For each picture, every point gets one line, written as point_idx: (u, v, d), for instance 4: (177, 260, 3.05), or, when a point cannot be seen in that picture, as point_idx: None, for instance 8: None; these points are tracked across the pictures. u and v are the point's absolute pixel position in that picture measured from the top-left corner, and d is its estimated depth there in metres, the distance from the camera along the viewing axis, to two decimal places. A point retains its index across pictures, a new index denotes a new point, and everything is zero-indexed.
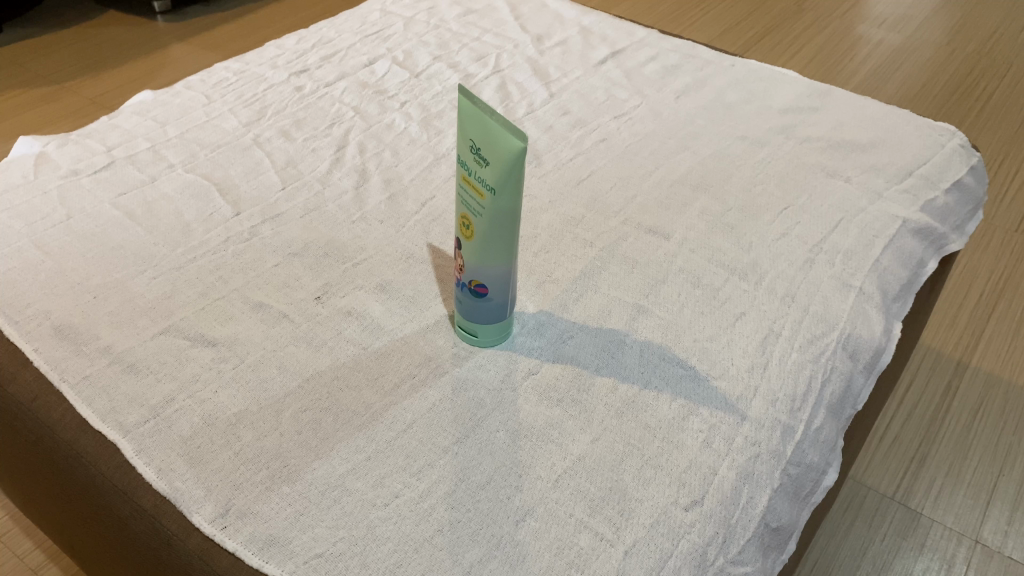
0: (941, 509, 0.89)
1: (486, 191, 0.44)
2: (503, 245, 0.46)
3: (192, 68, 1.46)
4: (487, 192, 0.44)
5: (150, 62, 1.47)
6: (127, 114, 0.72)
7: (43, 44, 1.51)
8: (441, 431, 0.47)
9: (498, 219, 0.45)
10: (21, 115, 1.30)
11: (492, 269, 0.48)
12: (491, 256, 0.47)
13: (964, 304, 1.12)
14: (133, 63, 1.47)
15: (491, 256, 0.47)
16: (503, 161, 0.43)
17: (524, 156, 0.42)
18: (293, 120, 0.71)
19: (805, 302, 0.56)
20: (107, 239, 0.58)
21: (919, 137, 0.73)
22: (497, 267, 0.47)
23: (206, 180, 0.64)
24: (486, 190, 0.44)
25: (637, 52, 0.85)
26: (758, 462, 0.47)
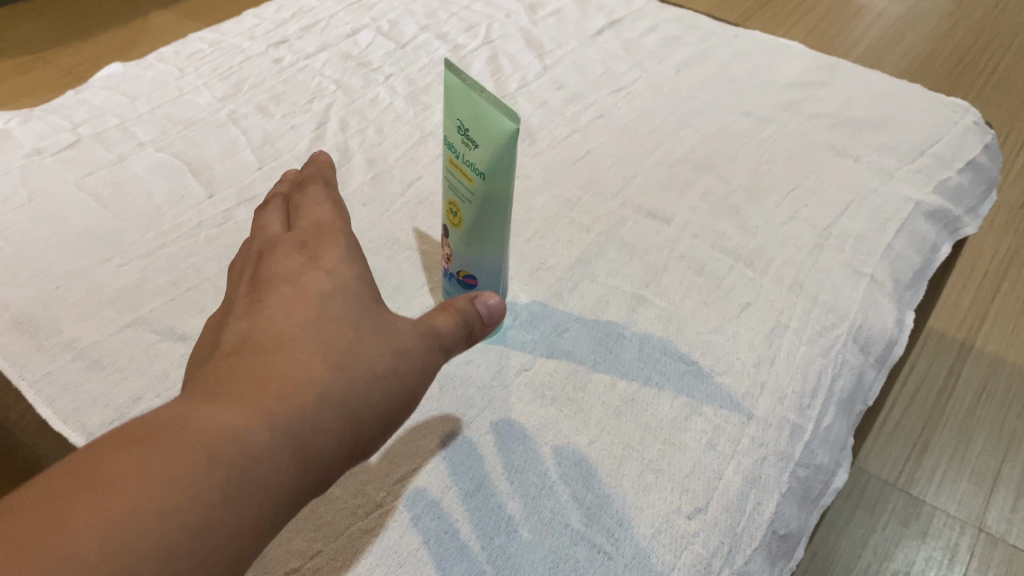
0: (944, 495, 0.88)
1: (476, 175, 0.41)
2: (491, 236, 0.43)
3: (174, 38, 1.41)
4: (477, 177, 0.41)
5: (131, 31, 1.42)
6: (96, 87, 0.68)
7: (18, 12, 1.45)
8: (427, 433, 0.44)
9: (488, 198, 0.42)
10: None
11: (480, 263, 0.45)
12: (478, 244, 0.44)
13: (967, 284, 1.10)
14: (112, 32, 1.42)
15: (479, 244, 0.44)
16: (494, 145, 0.39)
17: (517, 141, 0.39)
18: (271, 95, 0.67)
19: (814, 291, 0.53)
20: (73, 223, 0.55)
21: (932, 111, 0.69)
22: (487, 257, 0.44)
23: (178, 160, 0.60)
24: (476, 174, 0.41)
25: (636, 23, 0.80)
26: (764, 465, 0.44)
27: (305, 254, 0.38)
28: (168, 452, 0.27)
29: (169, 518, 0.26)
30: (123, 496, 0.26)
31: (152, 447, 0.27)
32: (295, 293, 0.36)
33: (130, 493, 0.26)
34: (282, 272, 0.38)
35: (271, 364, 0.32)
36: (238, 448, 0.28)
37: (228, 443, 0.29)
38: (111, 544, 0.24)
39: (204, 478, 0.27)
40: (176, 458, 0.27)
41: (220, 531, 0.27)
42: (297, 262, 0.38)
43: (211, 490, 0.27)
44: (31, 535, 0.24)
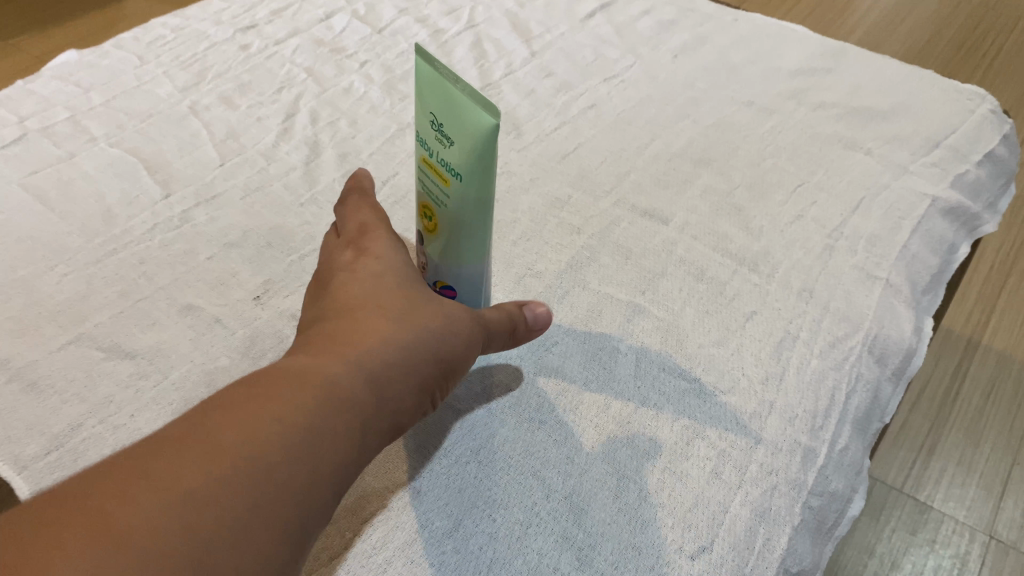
0: (952, 500, 0.84)
1: (452, 177, 0.37)
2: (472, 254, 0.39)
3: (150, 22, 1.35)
4: (453, 178, 0.36)
5: (104, 16, 1.36)
6: (46, 78, 0.63)
7: None
8: (400, 463, 0.40)
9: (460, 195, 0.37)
10: None
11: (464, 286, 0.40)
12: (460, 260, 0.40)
13: (973, 278, 1.05)
14: (84, 16, 1.36)
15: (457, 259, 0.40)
16: (471, 143, 0.35)
17: (497, 138, 0.34)
18: (236, 85, 0.62)
19: (825, 298, 0.48)
20: (14, 228, 0.50)
21: (945, 98, 0.65)
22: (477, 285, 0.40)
23: (133, 157, 0.55)
24: (452, 176, 0.36)
25: (629, 6, 0.76)
26: (774, 495, 0.40)
27: (353, 247, 0.40)
28: (258, 394, 0.29)
29: (266, 447, 0.27)
30: (222, 431, 0.27)
31: (244, 391, 0.29)
32: (354, 269, 0.38)
33: (229, 428, 0.27)
34: (336, 264, 0.40)
35: (341, 323, 0.34)
36: (325, 387, 0.30)
37: (312, 383, 0.30)
38: (215, 471, 0.26)
39: (292, 414, 0.29)
40: (265, 398, 0.29)
41: (313, 461, 0.28)
42: (352, 246, 0.40)
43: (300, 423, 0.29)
44: (140, 466, 0.26)
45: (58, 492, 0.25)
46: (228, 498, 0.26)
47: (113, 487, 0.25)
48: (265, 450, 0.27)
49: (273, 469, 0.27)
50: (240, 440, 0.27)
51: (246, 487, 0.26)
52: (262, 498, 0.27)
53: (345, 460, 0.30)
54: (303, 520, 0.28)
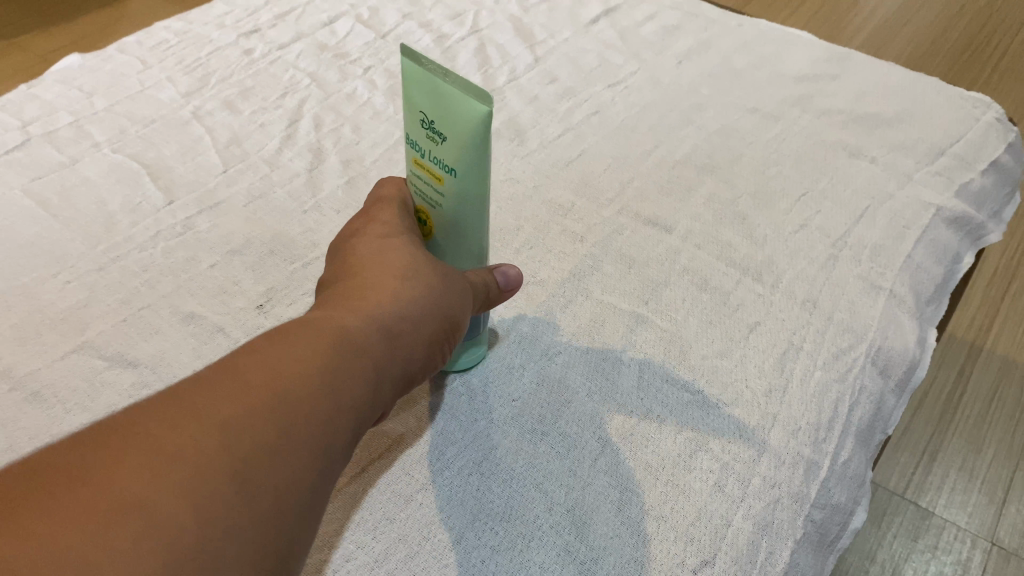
0: (955, 507, 0.84)
1: (447, 173, 0.37)
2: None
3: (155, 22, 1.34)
4: (448, 174, 0.37)
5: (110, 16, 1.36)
6: (49, 82, 0.63)
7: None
8: (405, 475, 0.40)
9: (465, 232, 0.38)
10: None
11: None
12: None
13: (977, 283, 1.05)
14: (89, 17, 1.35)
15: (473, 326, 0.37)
16: (465, 134, 0.35)
17: (490, 124, 0.34)
18: (240, 90, 0.62)
19: (829, 308, 0.48)
20: (17, 234, 0.50)
21: (951, 106, 0.64)
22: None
23: (135, 162, 0.55)
24: (447, 172, 0.36)
25: (634, 10, 0.75)
26: (777, 509, 0.40)
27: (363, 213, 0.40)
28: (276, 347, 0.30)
29: (292, 393, 0.28)
30: (247, 378, 0.28)
31: (264, 342, 0.30)
32: (363, 231, 0.38)
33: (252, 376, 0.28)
34: (346, 232, 0.40)
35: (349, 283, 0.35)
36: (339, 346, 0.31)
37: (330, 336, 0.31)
38: (244, 418, 0.27)
39: (314, 363, 0.30)
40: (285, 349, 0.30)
41: (337, 406, 0.29)
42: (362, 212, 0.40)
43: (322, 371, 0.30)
44: (174, 412, 0.26)
45: (94, 437, 0.25)
46: (262, 441, 0.27)
47: (146, 430, 0.26)
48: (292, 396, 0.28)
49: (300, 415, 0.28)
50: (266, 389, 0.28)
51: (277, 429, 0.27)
52: (294, 441, 0.28)
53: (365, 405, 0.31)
54: (332, 462, 0.29)
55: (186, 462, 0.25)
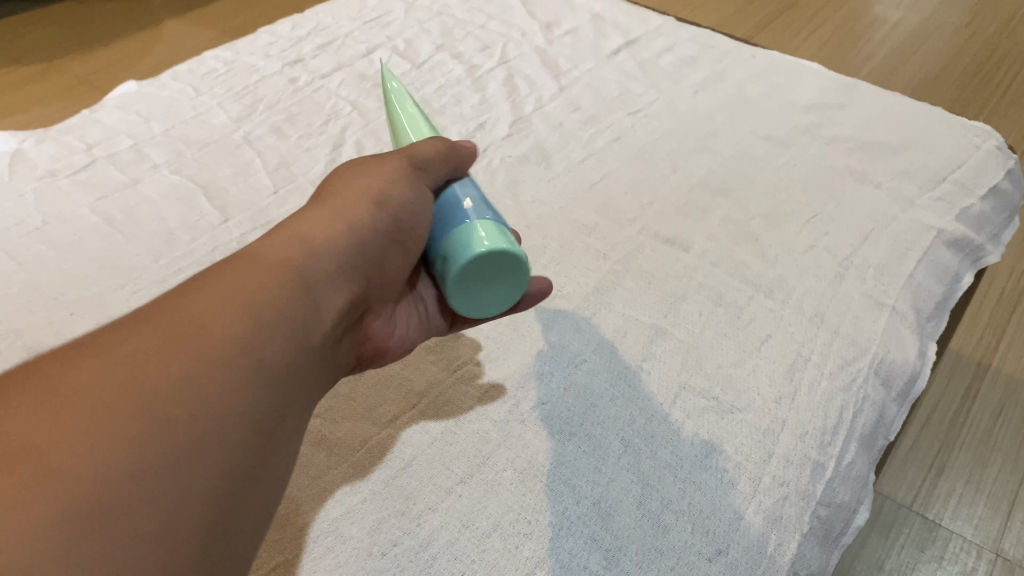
0: (961, 519, 0.85)
1: None
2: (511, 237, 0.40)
3: None
4: None
5: None
6: (110, 107, 0.68)
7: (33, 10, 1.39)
8: (445, 469, 0.44)
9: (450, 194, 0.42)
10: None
11: (492, 260, 0.38)
12: (500, 231, 0.39)
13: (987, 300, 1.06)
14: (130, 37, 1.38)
15: (454, 234, 0.39)
16: None
17: None
18: (286, 116, 0.66)
19: (835, 323, 0.52)
20: (87, 248, 0.54)
21: (953, 134, 0.68)
22: (519, 292, 0.40)
23: (192, 183, 0.60)
24: None
25: (653, 42, 0.80)
26: (786, 504, 0.43)
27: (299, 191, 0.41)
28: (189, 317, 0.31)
29: (205, 351, 0.30)
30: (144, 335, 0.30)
31: (183, 304, 0.32)
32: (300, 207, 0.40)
33: (163, 341, 0.30)
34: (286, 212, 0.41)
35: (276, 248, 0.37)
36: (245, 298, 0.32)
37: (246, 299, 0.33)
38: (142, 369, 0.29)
39: (226, 322, 0.31)
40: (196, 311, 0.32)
41: (243, 347, 0.31)
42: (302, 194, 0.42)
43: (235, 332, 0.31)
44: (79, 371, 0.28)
45: (5, 403, 0.27)
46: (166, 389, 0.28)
47: (56, 401, 0.27)
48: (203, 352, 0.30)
49: (213, 367, 0.30)
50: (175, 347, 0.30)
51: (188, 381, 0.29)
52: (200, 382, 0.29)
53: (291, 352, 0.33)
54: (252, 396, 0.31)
55: (96, 426, 0.27)
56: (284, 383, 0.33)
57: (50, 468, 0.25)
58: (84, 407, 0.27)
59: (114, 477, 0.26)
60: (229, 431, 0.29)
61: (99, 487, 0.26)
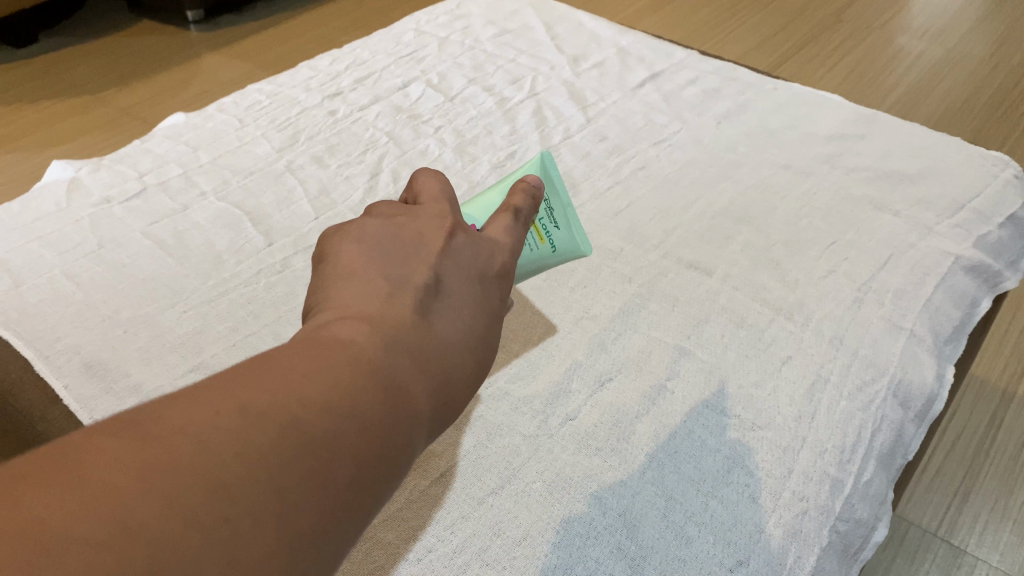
0: (986, 545, 0.80)
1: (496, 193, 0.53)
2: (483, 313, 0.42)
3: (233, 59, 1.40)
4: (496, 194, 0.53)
5: (182, 49, 1.42)
6: (159, 137, 0.72)
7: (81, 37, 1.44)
8: (477, 480, 0.46)
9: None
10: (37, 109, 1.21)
11: None
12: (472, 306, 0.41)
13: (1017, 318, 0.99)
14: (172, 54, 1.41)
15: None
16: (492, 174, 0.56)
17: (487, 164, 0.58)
18: (326, 147, 0.70)
19: (854, 345, 0.54)
20: (139, 270, 0.58)
21: (970, 164, 0.70)
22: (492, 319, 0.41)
23: (238, 210, 0.63)
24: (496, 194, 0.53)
25: (677, 75, 0.82)
26: (805, 519, 0.45)
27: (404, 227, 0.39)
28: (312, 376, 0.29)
29: (308, 419, 0.27)
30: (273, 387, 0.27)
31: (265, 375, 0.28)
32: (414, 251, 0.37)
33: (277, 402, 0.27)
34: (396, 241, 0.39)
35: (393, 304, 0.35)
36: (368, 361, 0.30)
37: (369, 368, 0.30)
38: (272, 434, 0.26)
39: (311, 400, 0.27)
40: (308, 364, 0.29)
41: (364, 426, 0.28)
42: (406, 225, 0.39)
43: (347, 405, 0.28)
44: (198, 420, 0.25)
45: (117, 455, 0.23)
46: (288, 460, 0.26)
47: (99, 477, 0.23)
48: (311, 422, 0.27)
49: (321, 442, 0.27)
50: (283, 407, 0.27)
51: (290, 456, 0.26)
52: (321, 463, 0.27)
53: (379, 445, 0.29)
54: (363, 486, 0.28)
55: (196, 487, 0.24)
56: (383, 483, 0.29)
57: (127, 523, 0.22)
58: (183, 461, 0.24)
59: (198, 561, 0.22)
60: (313, 524, 0.26)
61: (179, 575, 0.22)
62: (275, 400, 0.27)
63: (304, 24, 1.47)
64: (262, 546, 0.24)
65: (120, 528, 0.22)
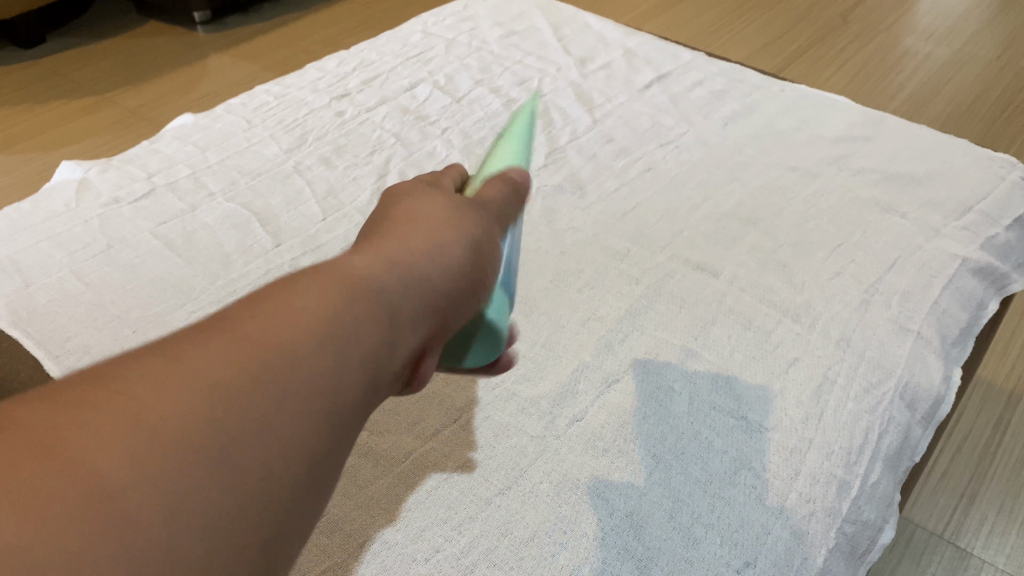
0: (993, 548, 0.79)
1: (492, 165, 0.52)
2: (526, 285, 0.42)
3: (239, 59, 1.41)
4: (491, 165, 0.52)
5: (189, 48, 1.42)
6: (168, 138, 0.72)
7: (88, 37, 1.44)
8: (485, 481, 0.46)
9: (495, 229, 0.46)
10: (44, 110, 1.21)
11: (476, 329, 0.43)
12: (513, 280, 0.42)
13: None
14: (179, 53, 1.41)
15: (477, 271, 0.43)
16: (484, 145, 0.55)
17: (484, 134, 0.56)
18: (334, 148, 0.70)
19: (861, 347, 0.54)
20: (148, 270, 0.58)
21: (977, 166, 0.70)
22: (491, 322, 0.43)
23: (246, 211, 0.63)
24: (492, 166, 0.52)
25: (683, 76, 0.83)
26: (812, 521, 0.45)
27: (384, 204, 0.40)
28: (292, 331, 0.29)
29: (275, 348, 0.27)
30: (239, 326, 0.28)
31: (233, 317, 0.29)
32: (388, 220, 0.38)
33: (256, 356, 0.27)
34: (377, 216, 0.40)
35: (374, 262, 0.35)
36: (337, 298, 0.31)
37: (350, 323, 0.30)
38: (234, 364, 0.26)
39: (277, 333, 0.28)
40: (288, 315, 0.29)
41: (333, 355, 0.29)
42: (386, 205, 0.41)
43: (310, 340, 0.28)
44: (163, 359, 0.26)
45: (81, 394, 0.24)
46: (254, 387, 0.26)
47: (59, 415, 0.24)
48: (276, 352, 0.27)
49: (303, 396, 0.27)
50: (263, 359, 0.27)
51: (250, 391, 0.26)
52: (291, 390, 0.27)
53: (351, 373, 0.29)
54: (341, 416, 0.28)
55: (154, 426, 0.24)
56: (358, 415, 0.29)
57: (83, 467, 0.22)
58: (165, 422, 0.24)
59: (159, 494, 0.23)
60: (299, 474, 0.26)
61: (140, 508, 0.22)
62: (242, 335, 0.28)
63: (310, 25, 1.47)
64: (235, 468, 0.25)
65: (80, 460, 0.22)
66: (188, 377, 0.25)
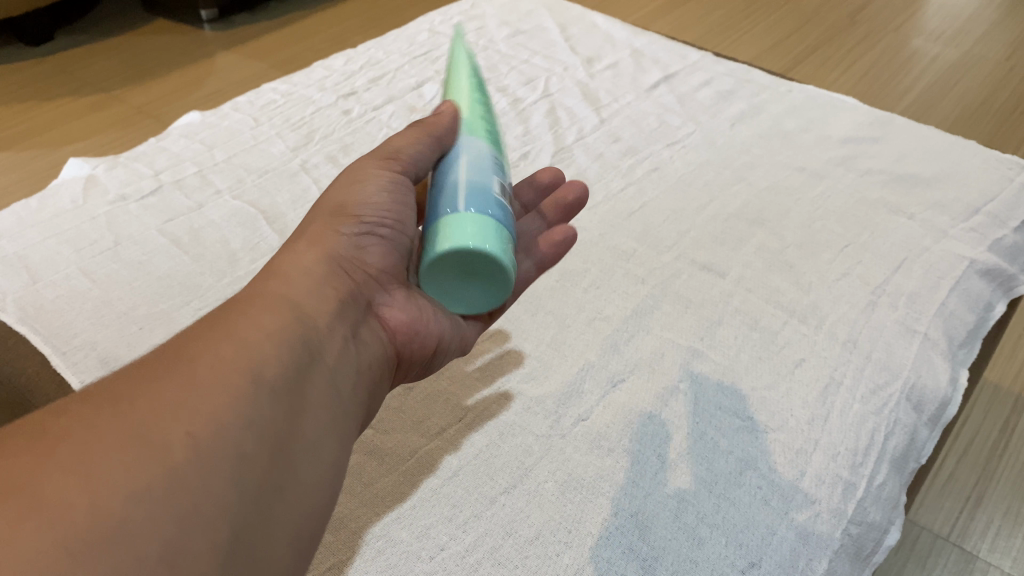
0: (999, 551, 0.79)
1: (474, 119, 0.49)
2: (506, 242, 0.39)
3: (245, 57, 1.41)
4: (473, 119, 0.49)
5: (196, 47, 1.42)
6: (175, 136, 0.72)
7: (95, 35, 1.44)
8: (489, 480, 0.46)
9: (465, 170, 0.42)
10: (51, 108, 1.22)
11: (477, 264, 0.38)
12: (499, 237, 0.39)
13: None
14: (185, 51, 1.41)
15: (456, 218, 0.39)
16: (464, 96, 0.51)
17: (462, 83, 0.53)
18: (340, 146, 0.70)
19: (868, 348, 0.53)
20: (155, 267, 0.58)
21: (985, 168, 0.69)
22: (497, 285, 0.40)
23: (253, 209, 0.63)
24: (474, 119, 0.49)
25: (691, 76, 0.82)
26: (818, 522, 0.45)
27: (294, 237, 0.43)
28: (176, 355, 0.31)
29: (172, 371, 0.30)
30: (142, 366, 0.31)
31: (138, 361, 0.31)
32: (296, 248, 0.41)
33: (153, 379, 0.30)
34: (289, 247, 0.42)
35: (265, 284, 0.38)
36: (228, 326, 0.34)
37: (233, 330, 0.33)
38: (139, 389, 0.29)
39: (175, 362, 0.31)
40: (185, 349, 0.32)
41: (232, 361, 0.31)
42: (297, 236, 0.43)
43: (209, 359, 0.31)
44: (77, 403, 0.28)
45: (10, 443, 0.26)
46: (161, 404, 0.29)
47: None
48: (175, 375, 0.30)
49: (214, 385, 0.30)
50: (164, 383, 0.29)
51: (160, 409, 0.28)
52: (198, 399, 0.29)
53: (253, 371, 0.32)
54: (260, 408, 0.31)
55: (77, 451, 0.26)
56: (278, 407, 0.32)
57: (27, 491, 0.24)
58: (96, 450, 0.26)
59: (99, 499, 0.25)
60: (234, 468, 0.28)
61: (86, 508, 0.24)
62: (145, 371, 0.30)
63: (318, 23, 1.47)
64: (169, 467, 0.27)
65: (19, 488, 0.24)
66: (95, 415, 0.28)
